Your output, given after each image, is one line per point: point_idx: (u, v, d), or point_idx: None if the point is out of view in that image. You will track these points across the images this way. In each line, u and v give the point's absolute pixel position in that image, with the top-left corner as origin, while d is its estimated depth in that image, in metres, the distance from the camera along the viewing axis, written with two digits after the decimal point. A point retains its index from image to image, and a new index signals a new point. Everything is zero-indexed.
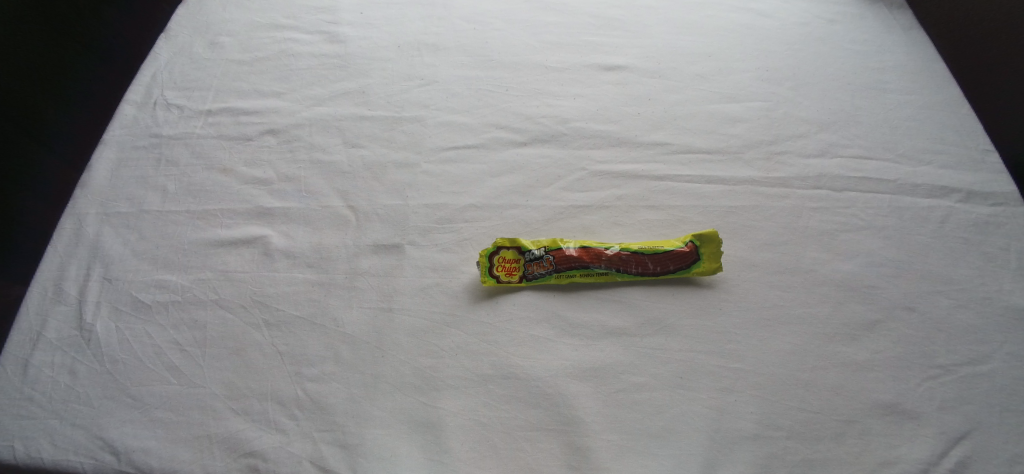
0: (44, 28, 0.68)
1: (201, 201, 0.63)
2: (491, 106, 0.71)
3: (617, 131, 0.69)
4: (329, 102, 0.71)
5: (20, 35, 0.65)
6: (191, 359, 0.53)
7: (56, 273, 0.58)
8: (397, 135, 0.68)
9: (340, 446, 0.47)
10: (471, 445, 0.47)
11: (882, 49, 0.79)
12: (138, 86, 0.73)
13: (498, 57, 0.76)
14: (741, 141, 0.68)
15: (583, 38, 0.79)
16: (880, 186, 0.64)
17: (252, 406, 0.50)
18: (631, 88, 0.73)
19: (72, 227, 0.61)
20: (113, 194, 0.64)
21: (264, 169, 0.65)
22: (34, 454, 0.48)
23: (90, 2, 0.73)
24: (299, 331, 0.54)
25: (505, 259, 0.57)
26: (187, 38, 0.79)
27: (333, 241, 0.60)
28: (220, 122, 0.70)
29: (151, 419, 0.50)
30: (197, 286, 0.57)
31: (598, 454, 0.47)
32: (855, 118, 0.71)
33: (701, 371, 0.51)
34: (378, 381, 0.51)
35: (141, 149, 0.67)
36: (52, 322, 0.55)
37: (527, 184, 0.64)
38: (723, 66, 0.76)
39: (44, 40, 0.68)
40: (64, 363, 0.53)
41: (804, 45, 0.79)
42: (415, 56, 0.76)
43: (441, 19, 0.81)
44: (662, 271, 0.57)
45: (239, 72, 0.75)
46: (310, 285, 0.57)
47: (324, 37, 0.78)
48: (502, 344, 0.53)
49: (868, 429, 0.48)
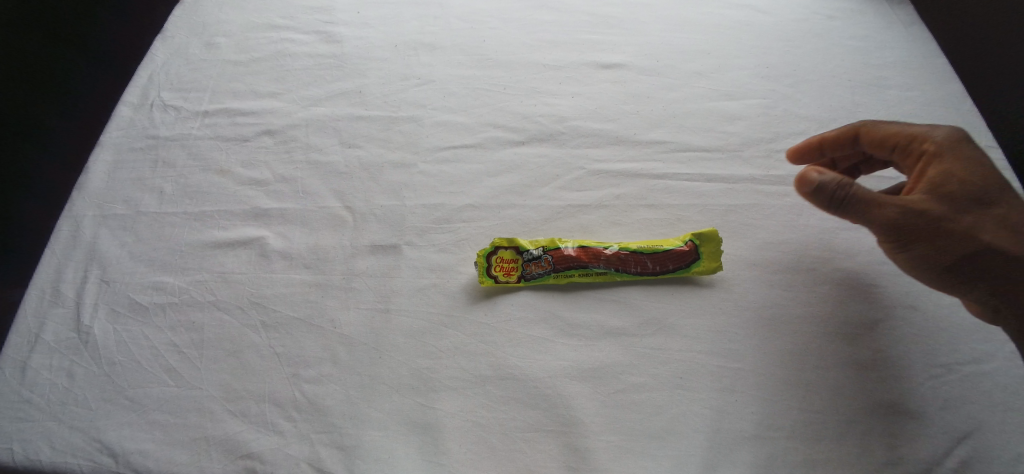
0: (53, 42, 0.79)
1: (198, 202, 0.63)
2: (489, 105, 0.70)
3: (616, 130, 0.68)
4: (326, 103, 0.71)
5: (20, 45, 0.77)
6: (188, 361, 0.53)
7: (52, 276, 0.58)
8: (394, 135, 0.68)
9: (338, 448, 0.48)
10: (469, 446, 0.48)
11: (884, 45, 0.77)
12: (135, 87, 0.72)
13: (495, 56, 0.75)
14: (740, 139, 0.68)
15: (580, 36, 0.78)
16: (881, 184, 0.64)
17: (249, 408, 0.50)
18: (629, 86, 0.72)
19: (69, 229, 0.61)
20: (110, 197, 0.63)
21: (261, 170, 0.65)
22: (33, 457, 0.49)
23: (88, 9, 0.82)
24: (296, 333, 0.54)
25: (503, 259, 0.57)
26: (183, 39, 0.77)
27: (330, 242, 0.59)
28: (217, 122, 0.69)
29: (149, 421, 0.50)
30: (194, 288, 0.57)
31: (598, 455, 0.47)
32: (855, 116, 0.70)
33: (701, 371, 0.51)
34: (376, 383, 0.51)
35: (137, 150, 0.67)
36: (49, 324, 0.55)
37: (525, 183, 0.64)
38: (722, 63, 0.75)
39: (37, 44, 0.78)
40: (62, 366, 0.53)
41: (803, 41, 0.77)
42: (412, 55, 0.75)
43: (437, 18, 0.79)
44: (662, 271, 0.57)
45: (236, 73, 0.73)
46: (308, 286, 0.56)
47: (321, 38, 0.77)
48: (500, 344, 0.52)
49: (869, 429, 0.48)
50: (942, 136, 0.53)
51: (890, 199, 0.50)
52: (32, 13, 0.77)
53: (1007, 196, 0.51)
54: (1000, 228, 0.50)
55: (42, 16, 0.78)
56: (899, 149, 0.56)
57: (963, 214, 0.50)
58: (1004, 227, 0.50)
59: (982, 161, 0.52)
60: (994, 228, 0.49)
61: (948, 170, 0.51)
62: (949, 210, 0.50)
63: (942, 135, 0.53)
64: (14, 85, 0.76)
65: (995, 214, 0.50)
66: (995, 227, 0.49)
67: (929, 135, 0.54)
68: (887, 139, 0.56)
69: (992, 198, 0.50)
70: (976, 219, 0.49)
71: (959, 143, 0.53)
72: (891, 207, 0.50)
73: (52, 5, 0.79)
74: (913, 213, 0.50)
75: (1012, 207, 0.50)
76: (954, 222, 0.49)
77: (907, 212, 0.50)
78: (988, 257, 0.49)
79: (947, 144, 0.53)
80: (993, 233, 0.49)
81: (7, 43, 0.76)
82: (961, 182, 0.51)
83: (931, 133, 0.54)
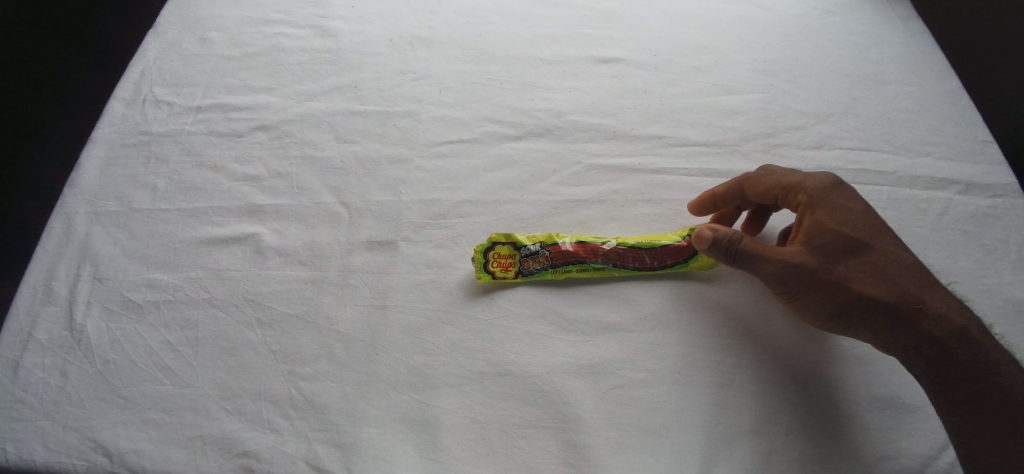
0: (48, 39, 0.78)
1: (192, 198, 0.62)
2: (487, 100, 0.70)
3: (614, 125, 0.68)
4: (321, 98, 0.70)
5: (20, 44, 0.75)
6: (183, 358, 0.52)
7: (45, 274, 0.57)
8: (390, 130, 0.67)
9: (336, 446, 0.48)
10: (467, 443, 0.48)
11: (882, 40, 0.76)
12: (127, 82, 0.71)
13: (493, 50, 0.74)
14: (738, 134, 0.67)
15: (579, 30, 0.77)
16: (879, 178, 0.64)
17: (245, 406, 0.50)
18: (628, 81, 0.72)
19: (61, 226, 0.60)
20: (102, 193, 0.62)
21: (256, 166, 0.64)
22: (27, 456, 0.48)
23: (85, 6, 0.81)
24: (292, 330, 0.53)
25: (500, 254, 0.56)
26: (176, 33, 0.75)
27: (326, 238, 0.59)
28: (211, 118, 0.68)
29: (144, 419, 0.50)
30: (188, 285, 0.56)
31: (597, 451, 0.47)
32: (853, 110, 0.70)
33: (699, 366, 0.51)
34: (373, 380, 0.50)
35: (130, 146, 0.66)
36: (42, 322, 0.54)
37: (522, 179, 0.63)
38: (721, 58, 0.74)
39: (36, 44, 0.77)
40: (55, 364, 0.52)
41: (802, 36, 0.76)
42: (408, 50, 0.74)
43: (434, 13, 0.77)
44: (660, 266, 0.56)
45: (230, 67, 0.72)
46: (303, 283, 0.56)
47: (316, 32, 0.75)
48: (498, 340, 0.52)
49: (866, 423, 0.49)
50: (815, 184, 0.53)
51: (772, 253, 0.50)
52: (33, 13, 0.76)
53: (882, 241, 0.50)
54: (869, 275, 0.48)
55: (42, 14, 0.77)
56: (781, 201, 0.55)
57: (845, 264, 0.49)
58: (876, 274, 0.48)
59: (861, 207, 0.51)
60: (864, 276, 0.48)
61: (818, 220, 0.50)
62: (823, 261, 0.49)
63: (813, 185, 0.52)
64: (14, 85, 0.75)
65: (870, 261, 0.49)
66: (865, 275, 0.48)
67: (803, 184, 0.53)
68: (767, 193, 0.55)
69: (864, 245, 0.49)
70: (852, 269, 0.48)
71: (831, 190, 0.52)
72: (773, 262, 0.49)
73: (53, 5, 0.78)
74: (796, 266, 0.49)
75: (888, 252, 0.49)
76: (837, 273, 0.49)
77: (789, 266, 0.49)
78: (867, 306, 0.48)
79: (819, 193, 0.52)
80: (863, 280, 0.48)
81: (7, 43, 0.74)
82: (831, 232, 0.50)
83: (804, 182, 0.53)
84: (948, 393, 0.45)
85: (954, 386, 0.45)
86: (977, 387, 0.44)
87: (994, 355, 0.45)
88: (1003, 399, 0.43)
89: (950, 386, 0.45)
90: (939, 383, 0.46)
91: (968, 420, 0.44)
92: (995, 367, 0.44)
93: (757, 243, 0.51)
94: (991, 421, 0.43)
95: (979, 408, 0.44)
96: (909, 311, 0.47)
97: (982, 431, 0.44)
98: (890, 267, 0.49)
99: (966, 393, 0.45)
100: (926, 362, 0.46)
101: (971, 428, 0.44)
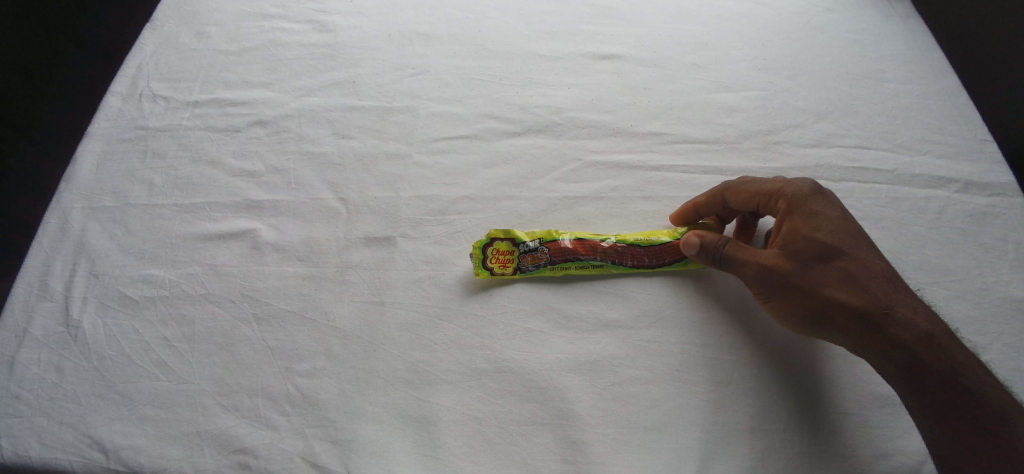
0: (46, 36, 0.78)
1: (190, 194, 0.62)
2: (486, 96, 0.69)
3: (613, 122, 0.67)
4: (319, 93, 0.69)
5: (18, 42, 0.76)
6: (180, 355, 0.52)
7: (40, 269, 0.56)
8: (389, 126, 0.67)
9: (333, 442, 0.48)
10: (466, 440, 0.48)
11: (882, 37, 0.76)
12: (123, 77, 0.70)
13: (492, 46, 0.74)
14: (738, 131, 0.67)
15: (578, 27, 0.76)
16: (878, 176, 0.64)
17: (242, 402, 0.50)
18: (627, 78, 0.71)
19: (57, 221, 0.59)
20: (98, 188, 0.62)
21: (254, 162, 0.64)
22: (22, 453, 0.48)
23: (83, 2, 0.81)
24: (289, 326, 0.53)
25: (498, 250, 0.56)
26: (173, 28, 0.74)
27: (324, 234, 0.58)
28: (208, 113, 0.68)
29: (140, 416, 0.49)
30: (185, 281, 0.56)
31: (595, 448, 0.47)
32: (853, 108, 0.69)
33: (698, 364, 0.51)
34: (371, 376, 0.50)
35: (127, 141, 0.65)
36: (38, 318, 0.54)
37: (521, 175, 0.63)
38: (720, 55, 0.74)
39: (37, 42, 0.78)
40: (50, 360, 0.52)
41: (801, 34, 0.76)
42: (407, 45, 0.73)
43: (433, 8, 0.77)
44: (659, 263, 0.56)
45: (227, 62, 0.72)
46: (301, 279, 0.56)
47: (314, 27, 0.75)
48: (496, 337, 0.52)
49: (864, 421, 0.49)
50: (795, 190, 0.52)
51: (748, 257, 0.51)
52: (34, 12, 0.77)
53: (856, 247, 0.50)
54: (841, 280, 0.49)
55: (40, 11, 0.77)
56: (761, 207, 0.54)
57: (818, 269, 0.49)
58: (848, 280, 0.48)
59: (837, 214, 0.51)
60: (836, 282, 0.49)
61: (793, 226, 0.51)
62: (796, 266, 0.50)
63: (793, 191, 0.52)
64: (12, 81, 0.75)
65: (844, 267, 0.49)
66: (837, 280, 0.49)
67: (783, 190, 0.52)
68: (748, 200, 0.54)
69: (837, 251, 0.49)
70: (824, 274, 0.49)
71: (810, 196, 0.52)
72: (749, 266, 0.50)
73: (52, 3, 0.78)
74: (769, 272, 0.50)
75: (861, 259, 0.49)
76: (809, 277, 0.49)
77: (762, 270, 0.50)
78: (838, 310, 0.48)
79: (798, 199, 0.51)
80: (835, 285, 0.48)
81: (7, 43, 0.75)
82: (805, 237, 0.50)
83: (784, 189, 0.52)
84: (923, 399, 0.45)
85: (927, 391, 0.44)
86: (951, 393, 0.44)
87: (967, 362, 0.44)
88: (976, 406, 0.43)
89: (923, 391, 0.45)
90: (909, 387, 0.45)
91: (941, 426, 0.44)
92: (968, 374, 0.44)
93: (734, 247, 0.51)
94: (963, 425, 0.43)
95: (952, 413, 0.43)
96: (880, 318, 0.47)
97: (956, 436, 0.43)
98: (863, 273, 0.49)
99: (940, 399, 0.44)
100: (897, 366, 0.46)
101: (945, 433, 0.44)
